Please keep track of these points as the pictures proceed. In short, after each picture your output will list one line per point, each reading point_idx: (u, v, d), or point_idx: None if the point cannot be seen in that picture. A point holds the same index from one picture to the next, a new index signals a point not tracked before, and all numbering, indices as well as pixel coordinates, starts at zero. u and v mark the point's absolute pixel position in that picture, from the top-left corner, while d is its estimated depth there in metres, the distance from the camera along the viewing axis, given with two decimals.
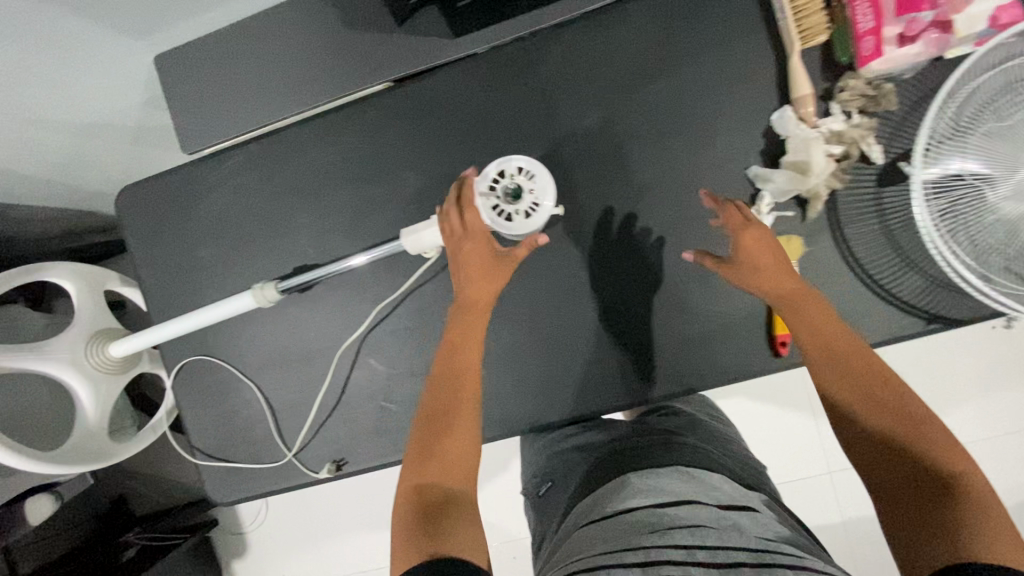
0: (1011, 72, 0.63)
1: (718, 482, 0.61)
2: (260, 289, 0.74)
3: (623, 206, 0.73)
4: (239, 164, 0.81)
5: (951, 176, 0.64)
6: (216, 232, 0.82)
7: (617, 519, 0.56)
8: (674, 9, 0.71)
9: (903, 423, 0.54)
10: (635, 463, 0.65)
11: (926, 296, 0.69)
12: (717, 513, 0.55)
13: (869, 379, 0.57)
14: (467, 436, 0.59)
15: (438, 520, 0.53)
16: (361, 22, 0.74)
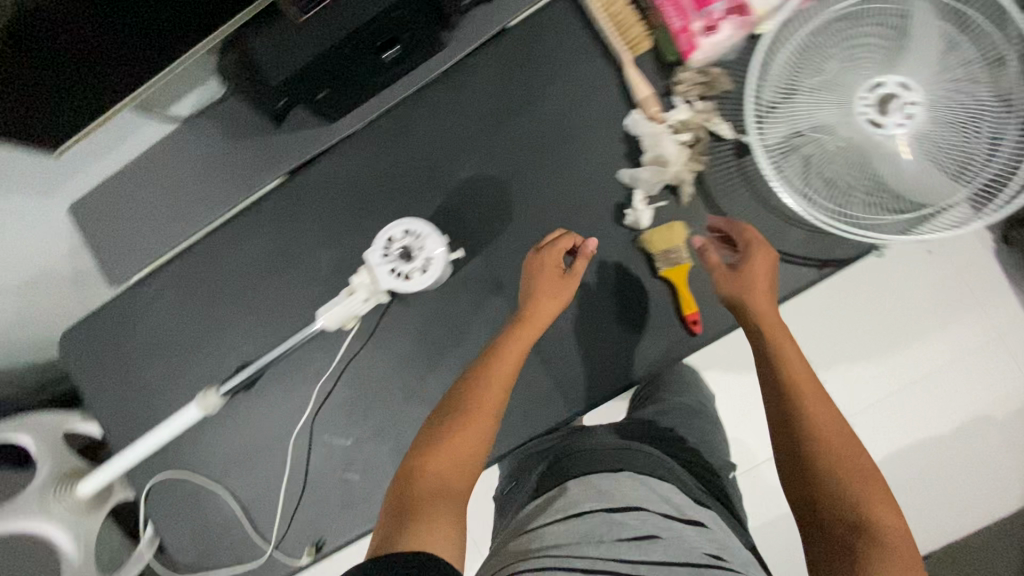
0: (818, 29, 0.68)
1: (670, 491, 0.63)
2: (202, 398, 0.77)
3: (518, 234, 0.78)
4: (164, 284, 0.86)
5: (792, 134, 0.70)
6: (157, 351, 0.86)
7: (573, 520, 0.57)
8: (517, 52, 0.79)
9: (846, 459, 0.57)
10: (590, 465, 0.66)
11: (813, 245, 0.73)
12: (665, 521, 0.57)
13: (827, 411, 0.60)
14: (478, 433, 0.62)
15: (415, 517, 0.55)
16: (248, 130, 0.81)
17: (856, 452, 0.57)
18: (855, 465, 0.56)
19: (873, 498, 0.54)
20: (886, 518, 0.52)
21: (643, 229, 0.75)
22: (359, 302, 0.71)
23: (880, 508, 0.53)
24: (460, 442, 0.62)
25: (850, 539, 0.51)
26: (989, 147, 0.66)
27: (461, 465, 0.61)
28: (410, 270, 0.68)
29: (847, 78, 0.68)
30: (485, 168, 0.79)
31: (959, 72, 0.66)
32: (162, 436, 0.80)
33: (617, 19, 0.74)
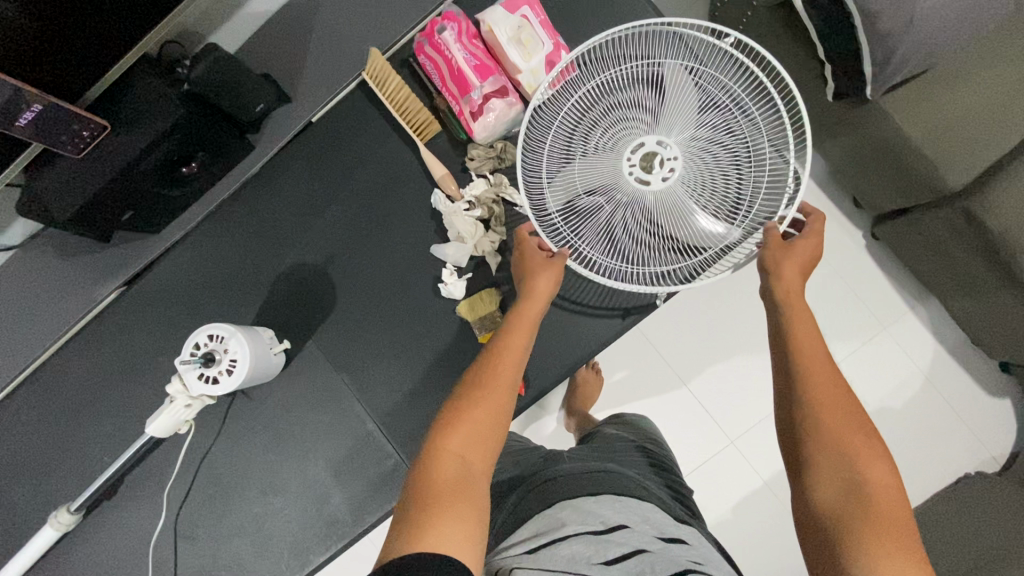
0: (575, 105, 0.72)
1: (649, 510, 0.66)
2: (54, 517, 0.78)
3: (348, 315, 0.82)
4: (10, 409, 0.86)
5: (572, 200, 0.73)
6: (7, 479, 0.85)
7: (556, 546, 0.58)
8: (324, 144, 0.83)
9: (857, 437, 0.54)
10: (574, 490, 0.69)
11: (613, 297, 0.79)
12: (653, 538, 0.60)
13: (842, 390, 0.57)
14: (490, 422, 0.58)
15: (433, 512, 0.50)
16: (71, 250, 0.82)
17: (869, 439, 0.54)
18: (861, 426, 0.55)
19: (864, 458, 0.52)
20: (882, 477, 0.52)
21: (460, 298, 0.79)
22: (177, 411, 0.73)
23: (877, 472, 0.52)
24: (475, 430, 0.57)
25: (852, 507, 0.50)
26: (749, 195, 0.70)
27: (481, 452, 0.56)
28: (218, 376, 0.70)
29: (611, 141, 0.70)
30: (308, 256, 0.82)
31: (715, 126, 0.70)
32: (18, 563, 0.80)
33: (406, 107, 0.79)
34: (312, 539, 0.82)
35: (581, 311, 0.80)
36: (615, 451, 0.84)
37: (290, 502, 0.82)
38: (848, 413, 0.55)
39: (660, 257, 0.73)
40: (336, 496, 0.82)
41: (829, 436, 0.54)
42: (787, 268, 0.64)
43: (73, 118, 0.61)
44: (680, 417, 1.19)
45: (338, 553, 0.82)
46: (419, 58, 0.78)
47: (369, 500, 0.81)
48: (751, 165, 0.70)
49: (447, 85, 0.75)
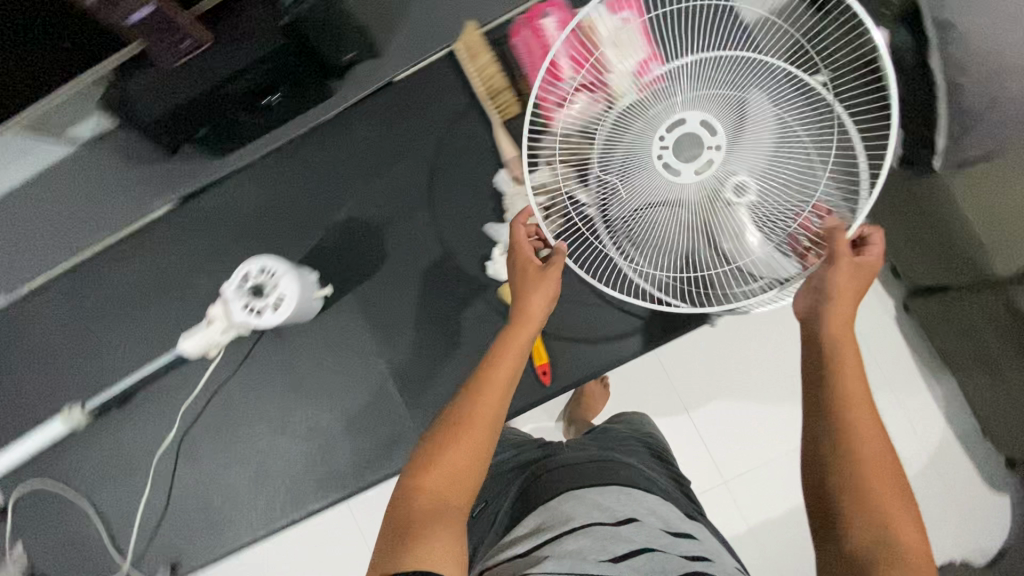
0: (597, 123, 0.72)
1: (654, 502, 0.67)
2: (67, 412, 0.80)
3: (390, 274, 0.82)
4: (46, 297, 0.88)
5: (631, 211, 0.72)
6: (29, 363, 0.87)
7: (562, 543, 0.59)
8: (400, 103, 0.83)
9: (888, 489, 0.53)
10: (578, 481, 0.69)
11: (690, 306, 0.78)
12: (663, 535, 0.61)
13: (879, 442, 0.54)
14: (475, 443, 0.59)
15: (408, 537, 0.53)
16: (139, 157, 0.85)
17: (898, 493, 0.53)
18: (892, 471, 0.54)
19: (894, 518, 0.51)
20: (909, 529, 0.51)
21: (501, 279, 0.80)
22: (213, 334, 0.75)
23: (906, 524, 0.51)
24: (455, 462, 0.58)
25: (879, 560, 0.49)
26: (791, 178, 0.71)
27: (460, 478, 0.58)
28: (258, 311, 0.71)
29: (655, 119, 0.69)
30: (360, 209, 0.83)
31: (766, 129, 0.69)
32: (21, 449, 0.81)
33: (490, 85, 0.80)
34: (309, 486, 0.82)
35: (616, 304, 0.80)
36: (615, 437, 0.85)
37: (296, 445, 0.83)
38: (880, 462, 0.53)
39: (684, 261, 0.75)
40: (338, 449, 0.82)
41: (862, 491, 0.52)
42: (836, 295, 0.60)
43: (171, 24, 0.65)
44: (680, 446, 1.18)
45: (331, 504, 0.82)
46: (511, 40, 0.79)
47: (371, 460, 0.81)
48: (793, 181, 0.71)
49: (535, 73, 0.78)
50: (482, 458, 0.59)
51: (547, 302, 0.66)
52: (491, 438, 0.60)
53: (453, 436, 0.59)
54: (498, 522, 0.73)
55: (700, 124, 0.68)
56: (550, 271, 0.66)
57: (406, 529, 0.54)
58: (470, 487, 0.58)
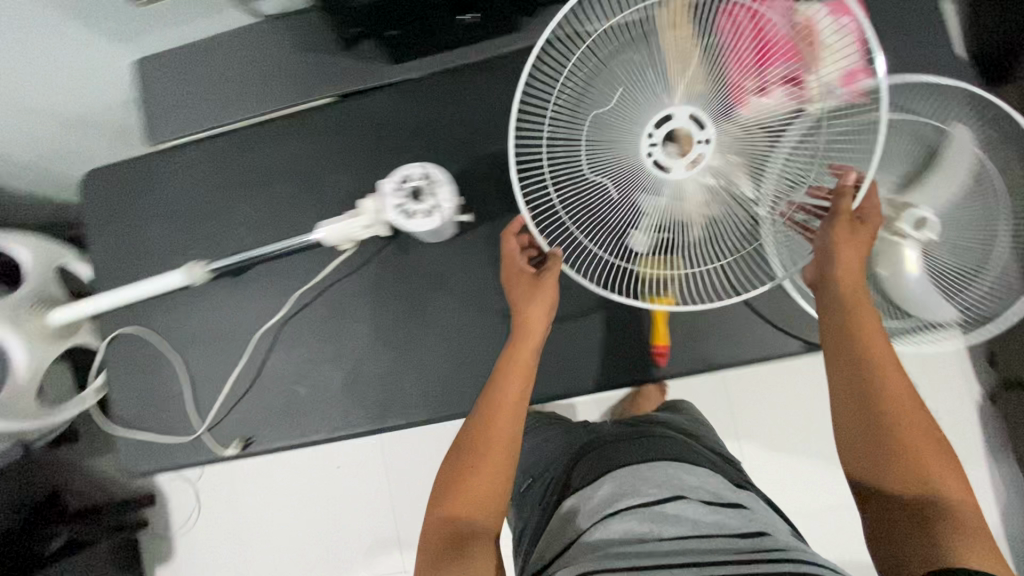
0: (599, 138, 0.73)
1: (706, 479, 0.68)
2: (191, 266, 0.81)
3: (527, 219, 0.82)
4: (193, 159, 0.92)
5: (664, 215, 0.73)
6: (162, 215, 0.91)
7: (611, 524, 0.61)
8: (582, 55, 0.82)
9: (933, 448, 0.62)
10: (607, 468, 0.71)
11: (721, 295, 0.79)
12: (708, 509, 0.62)
13: (915, 403, 0.65)
14: (499, 462, 0.67)
15: (454, 558, 0.61)
16: (314, 44, 0.85)
17: (934, 449, 0.62)
18: (922, 424, 0.64)
19: (941, 470, 0.61)
20: (943, 470, 0.61)
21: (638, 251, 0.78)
22: (357, 228, 0.75)
23: (940, 470, 0.61)
24: (485, 483, 0.66)
25: (916, 507, 0.60)
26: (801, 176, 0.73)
27: (483, 506, 0.65)
28: (411, 212, 0.72)
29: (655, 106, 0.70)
30: (511, 146, 0.81)
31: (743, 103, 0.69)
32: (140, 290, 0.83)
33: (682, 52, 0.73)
34: (396, 401, 0.83)
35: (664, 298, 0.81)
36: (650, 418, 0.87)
37: (393, 358, 0.83)
38: (906, 416, 0.64)
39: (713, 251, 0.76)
40: (429, 371, 0.83)
41: (910, 457, 0.62)
42: (840, 267, 0.69)
43: None
44: None
45: (412, 425, 0.83)
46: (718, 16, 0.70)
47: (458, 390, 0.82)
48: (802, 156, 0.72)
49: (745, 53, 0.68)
50: (498, 478, 0.67)
51: (550, 302, 0.74)
52: (509, 453, 0.68)
53: (462, 478, 0.66)
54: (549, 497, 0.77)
55: (688, 117, 0.69)
56: (546, 279, 0.73)
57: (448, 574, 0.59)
58: (492, 506, 0.66)
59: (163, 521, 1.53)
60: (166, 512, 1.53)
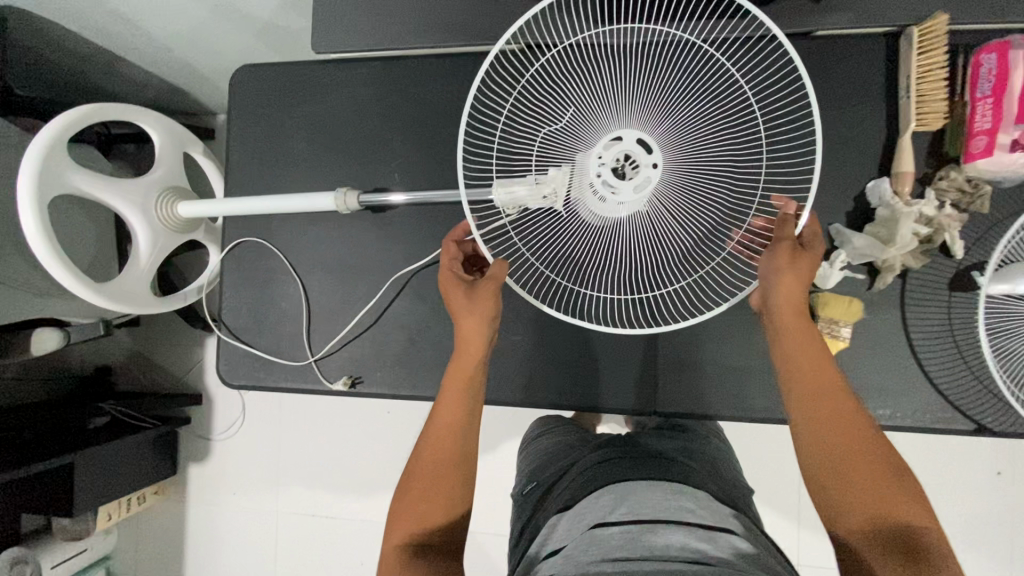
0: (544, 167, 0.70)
1: (702, 501, 0.61)
2: (343, 195, 0.77)
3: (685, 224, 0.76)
4: (356, 74, 0.85)
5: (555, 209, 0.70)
6: (313, 130, 0.86)
7: (602, 532, 0.57)
8: (806, 61, 0.74)
9: (896, 492, 0.56)
10: (602, 481, 0.65)
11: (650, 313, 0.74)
12: (708, 535, 0.56)
13: (877, 446, 0.59)
14: (451, 469, 0.64)
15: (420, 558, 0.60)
16: None
17: (896, 490, 0.56)
18: (877, 447, 0.59)
19: (903, 505, 0.56)
20: (910, 502, 0.56)
21: (822, 289, 0.72)
22: (535, 198, 0.66)
23: (906, 499, 0.56)
24: (438, 496, 0.63)
25: (888, 543, 0.54)
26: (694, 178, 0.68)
27: (443, 510, 0.63)
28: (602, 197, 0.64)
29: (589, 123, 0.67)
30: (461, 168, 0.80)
31: (671, 125, 0.66)
32: (282, 205, 0.80)
33: (925, 88, 0.70)
34: (518, 377, 0.80)
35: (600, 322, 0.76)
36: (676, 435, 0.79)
37: (524, 334, 0.81)
38: (859, 442, 0.59)
39: (669, 272, 0.72)
40: (558, 357, 0.80)
41: (861, 493, 0.57)
42: (780, 295, 0.63)
43: None
44: (800, 513, 1.13)
45: (529, 404, 0.80)
46: (980, 55, 0.67)
47: (585, 384, 0.79)
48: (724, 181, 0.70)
49: (1006, 100, 0.64)
50: (461, 485, 0.64)
51: (488, 313, 0.68)
52: (460, 462, 0.65)
53: (428, 480, 0.64)
54: (548, 504, 0.71)
55: (635, 141, 0.63)
56: (484, 297, 0.68)
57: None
58: (456, 511, 0.64)
59: (205, 423, 1.51)
60: (211, 415, 1.51)
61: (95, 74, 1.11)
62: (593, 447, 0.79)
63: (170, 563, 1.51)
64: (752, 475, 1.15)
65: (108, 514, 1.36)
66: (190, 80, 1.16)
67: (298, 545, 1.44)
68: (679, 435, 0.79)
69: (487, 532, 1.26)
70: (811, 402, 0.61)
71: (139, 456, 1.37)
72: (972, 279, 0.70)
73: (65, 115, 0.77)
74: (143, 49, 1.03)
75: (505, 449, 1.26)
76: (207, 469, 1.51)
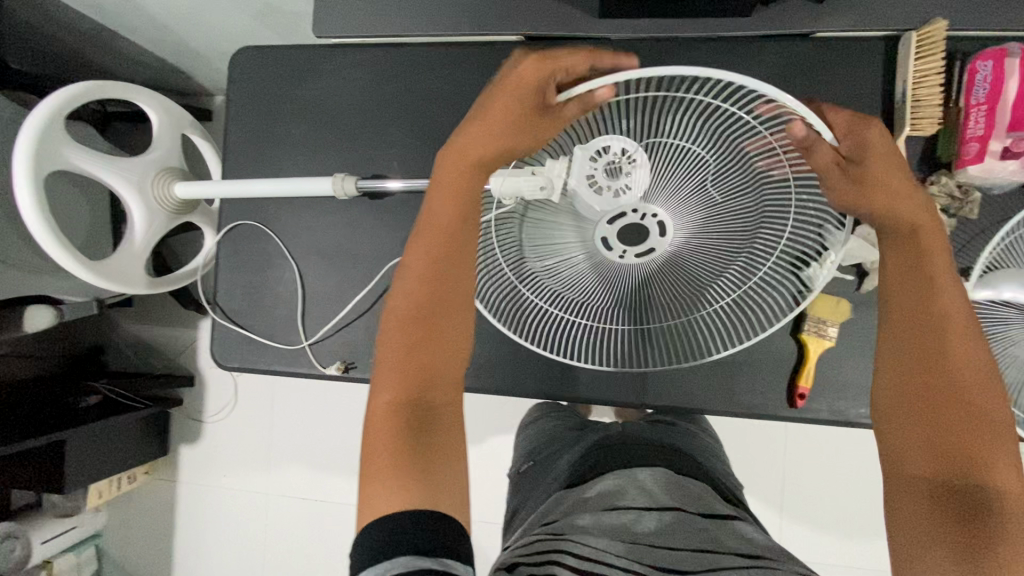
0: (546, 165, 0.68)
1: (700, 490, 0.62)
2: (340, 180, 0.77)
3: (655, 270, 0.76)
4: (357, 60, 0.85)
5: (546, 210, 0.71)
6: (312, 115, 0.86)
7: (604, 514, 0.58)
8: (803, 61, 0.74)
9: (982, 444, 0.48)
10: (607, 465, 0.66)
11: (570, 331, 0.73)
12: (704, 524, 0.57)
13: (975, 394, 0.49)
14: (448, 338, 0.57)
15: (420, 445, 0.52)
16: None
17: (981, 439, 0.48)
18: (984, 383, 0.49)
19: (988, 461, 0.47)
20: (999, 458, 0.47)
21: None
22: (532, 188, 0.67)
23: (990, 456, 0.47)
24: (429, 361, 0.56)
25: (954, 492, 0.47)
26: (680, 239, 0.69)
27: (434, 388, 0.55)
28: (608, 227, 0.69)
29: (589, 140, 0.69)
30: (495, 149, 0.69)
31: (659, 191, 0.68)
32: (278, 187, 0.80)
33: (920, 93, 0.70)
34: (508, 366, 0.81)
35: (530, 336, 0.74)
36: (663, 421, 0.81)
37: None
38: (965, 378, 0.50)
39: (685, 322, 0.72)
40: None
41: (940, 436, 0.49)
42: (876, 206, 0.56)
43: None
44: (785, 507, 1.15)
45: (519, 394, 0.81)
46: (976, 62, 0.67)
47: (578, 375, 0.79)
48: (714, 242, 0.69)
49: (1000, 107, 0.65)
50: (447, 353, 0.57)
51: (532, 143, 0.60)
52: (445, 337, 0.57)
53: (413, 360, 0.55)
54: (538, 489, 0.73)
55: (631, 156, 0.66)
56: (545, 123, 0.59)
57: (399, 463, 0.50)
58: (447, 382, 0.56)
59: (197, 404, 1.52)
60: (202, 396, 1.51)
61: (92, 49, 1.09)
62: (588, 431, 0.81)
63: (160, 542, 1.52)
64: (739, 469, 1.17)
65: (99, 492, 1.36)
66: (187, 59, 1.15)
67: (288, 526, 1.45)
68: (667, 422, 0.81)
69: (475, 519, 1.27)
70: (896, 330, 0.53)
71: (130, 434, 1.37)
72: (958, 284, 0.71)
73: (61, 92, 0.76)
74: (138, 25, 1.01)
75: (496, 437, 1.27)
76: (198, 450, 1.51)
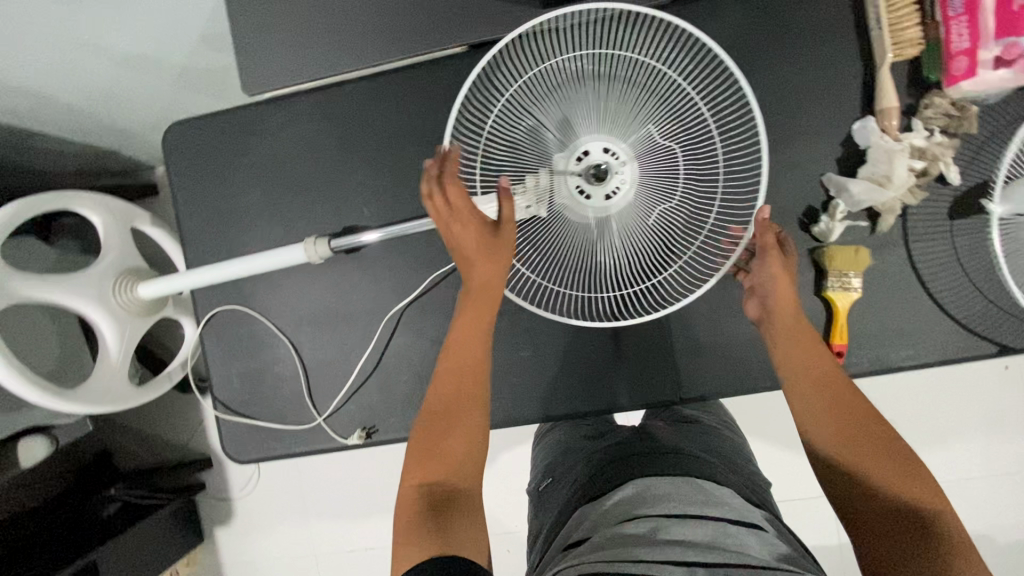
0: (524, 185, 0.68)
1: (726, 496, 0.59)
2: (312, 243, 0.72)
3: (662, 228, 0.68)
4: (298, 110, 0.79)
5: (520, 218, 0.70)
6: (266, 178, 0.80)
7: (620, 527, 0.54)
8: (770, 6, 0.70)
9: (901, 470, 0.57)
10: (624, 478, 0.62)
11: (562, 302, 0.72)
12: (726, 529, 0.53)
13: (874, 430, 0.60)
14: (467, 413, 0.63)
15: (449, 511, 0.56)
16: None
17: (895, 466, 0.57)
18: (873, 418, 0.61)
19: (907, 483, 0.56)
20: (918, 480, 0.56)
21: (827, 243, 0.70)
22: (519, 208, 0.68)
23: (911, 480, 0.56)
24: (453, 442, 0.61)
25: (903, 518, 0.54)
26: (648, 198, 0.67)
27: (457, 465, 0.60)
28: (601, 152, 0.67)
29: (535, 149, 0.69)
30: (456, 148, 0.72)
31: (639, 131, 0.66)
32: (248, 265, 0.74)
33: (894, 15, 0.66)
34: (535, 391, 0.77)
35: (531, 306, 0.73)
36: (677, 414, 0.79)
37: (533, 349, 0.77)
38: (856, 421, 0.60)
39: (626, 273, 0.69)
40: (573, 362, 0.77)
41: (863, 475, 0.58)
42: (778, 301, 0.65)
43: None
44: None
45: (552, 416, 0.78)
46: None
47: (608, 385, 0.76)
48: (683, 197, 0.68)
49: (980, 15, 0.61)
50: (465, 426, 0.62)
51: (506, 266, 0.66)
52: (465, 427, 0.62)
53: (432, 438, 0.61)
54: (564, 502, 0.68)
55: (602, 152, 0.67)
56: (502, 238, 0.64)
57: (421, 530, 0.54)
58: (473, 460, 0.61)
59: (220, 484, 1.47)
60: (223, 475, 1.46)
61: (14, 155, 1.01)
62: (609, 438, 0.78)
63: None
64: None
65: None
66: (114, 139, 1.07)
67: None
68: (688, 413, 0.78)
69: None
70: (811, 391, 0.62)
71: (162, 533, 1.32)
72: (972, 204, 0.68)
73: None
74: (53, 121, 0.93)
75: None
76: (233, 530, 1.47)
